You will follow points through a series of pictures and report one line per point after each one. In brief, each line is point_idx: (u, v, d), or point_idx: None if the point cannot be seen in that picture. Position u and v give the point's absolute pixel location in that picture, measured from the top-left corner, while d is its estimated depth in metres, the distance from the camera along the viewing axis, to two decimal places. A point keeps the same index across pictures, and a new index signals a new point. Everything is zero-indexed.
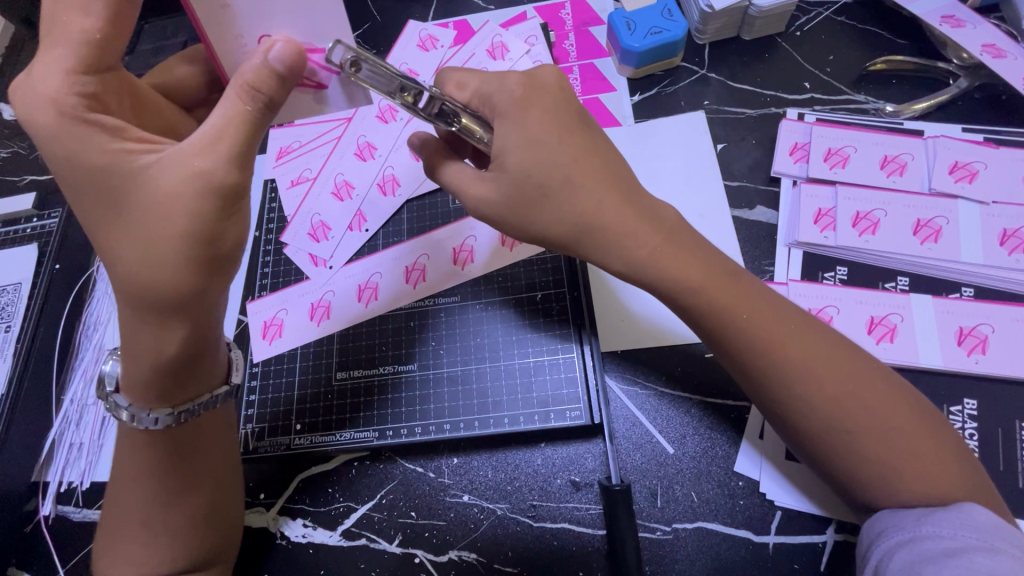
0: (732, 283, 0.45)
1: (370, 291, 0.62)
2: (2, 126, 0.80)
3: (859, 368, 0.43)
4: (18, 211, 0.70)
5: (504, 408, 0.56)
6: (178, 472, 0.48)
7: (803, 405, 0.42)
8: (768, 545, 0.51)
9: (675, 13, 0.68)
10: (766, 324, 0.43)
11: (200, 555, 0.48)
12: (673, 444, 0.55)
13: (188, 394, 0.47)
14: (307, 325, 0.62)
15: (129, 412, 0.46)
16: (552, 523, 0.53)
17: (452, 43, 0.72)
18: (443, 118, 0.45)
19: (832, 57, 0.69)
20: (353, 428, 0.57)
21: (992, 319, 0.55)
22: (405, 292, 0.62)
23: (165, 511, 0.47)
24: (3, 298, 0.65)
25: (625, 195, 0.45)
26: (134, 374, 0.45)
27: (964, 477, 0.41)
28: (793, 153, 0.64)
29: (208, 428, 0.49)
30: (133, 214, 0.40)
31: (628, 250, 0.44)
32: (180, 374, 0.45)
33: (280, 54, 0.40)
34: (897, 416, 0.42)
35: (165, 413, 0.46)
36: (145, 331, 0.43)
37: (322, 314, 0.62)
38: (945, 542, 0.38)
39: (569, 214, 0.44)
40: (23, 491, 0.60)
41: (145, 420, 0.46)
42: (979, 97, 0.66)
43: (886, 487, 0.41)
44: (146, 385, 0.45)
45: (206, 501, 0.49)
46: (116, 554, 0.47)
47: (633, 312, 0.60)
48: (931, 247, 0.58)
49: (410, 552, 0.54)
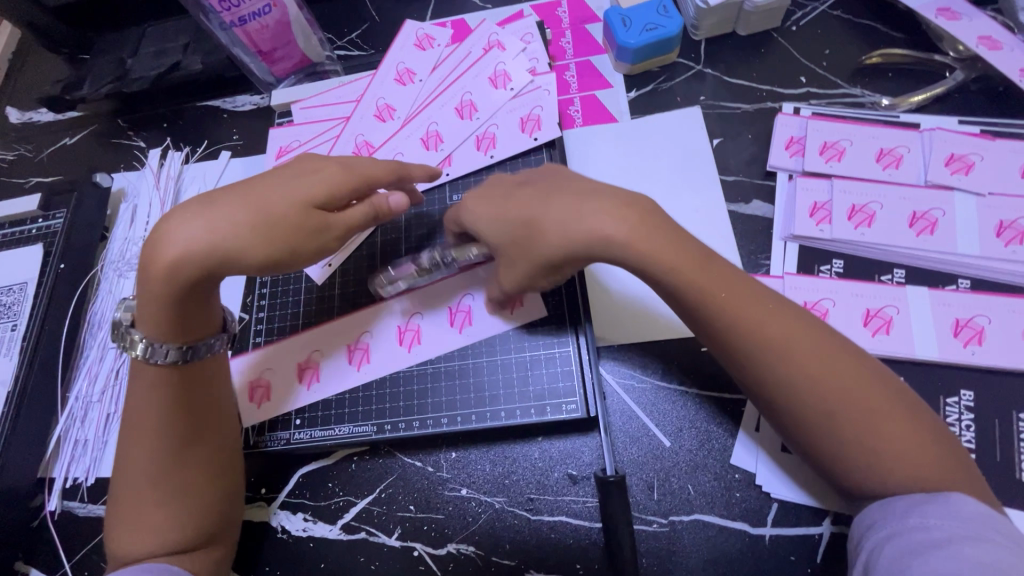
0: (707, 265, 0.44)
1: (359, 354, 0.60)
2: (9, 128, 0.82)
3: (838, 350, 0.42)
4: (23, 213, 0.70)
5: (501, 401, 0.57)
6: (183, 426, 0.49)
7: (779, 384, 0.42)
8: (763, 537, 0.51)
9: (670, 9, 0.68)
10: (742, 305, 0.43)
11: (203, 522, 0.49)
12: (670, 437, 0.55)
13: (193, 334, 0.49)
14: (296, 392, 0.60)
15: (143, 342, 0.48)
16: (548, 516, 0.54)
17: (448, 41, 0.73)
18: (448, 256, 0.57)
19: (829, 51, 0.70)
20: (351, 423, 0.58)
21: (988, 310, 0.55)
22: (399, 356, 0.60)
23: (169, 469, 0.48)
24: (9, 298, 0.66)
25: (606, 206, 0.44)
26: (153, 302, 0.47)
27: (943, 464, 0.41)
28: (788, 147, 0.64)
29: (208, 378, 0.51)
30: (241, 208, 0.45)
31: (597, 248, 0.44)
32: (186, 313, 0.48)
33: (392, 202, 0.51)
34: (876, 402, 0.41)
35: (173, 348, 0.48)
36: (160, 253, 0.45)
37: (310, 377, 0.60)
38: (935, 533, 0.38)
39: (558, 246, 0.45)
40: (30, 487, 0.61)
41: (157, 353, 0.48)
42: (977, 89, 0.65)
43: (862, 470, 0.41)
44: (160, 317, 0.47)
45: (207, 459, 0.50)
46: (125, 520, 0.47)
47: (631, 307, 0.60)
48: (927, 239, 0.58)
49: (408, 545, 0.54)
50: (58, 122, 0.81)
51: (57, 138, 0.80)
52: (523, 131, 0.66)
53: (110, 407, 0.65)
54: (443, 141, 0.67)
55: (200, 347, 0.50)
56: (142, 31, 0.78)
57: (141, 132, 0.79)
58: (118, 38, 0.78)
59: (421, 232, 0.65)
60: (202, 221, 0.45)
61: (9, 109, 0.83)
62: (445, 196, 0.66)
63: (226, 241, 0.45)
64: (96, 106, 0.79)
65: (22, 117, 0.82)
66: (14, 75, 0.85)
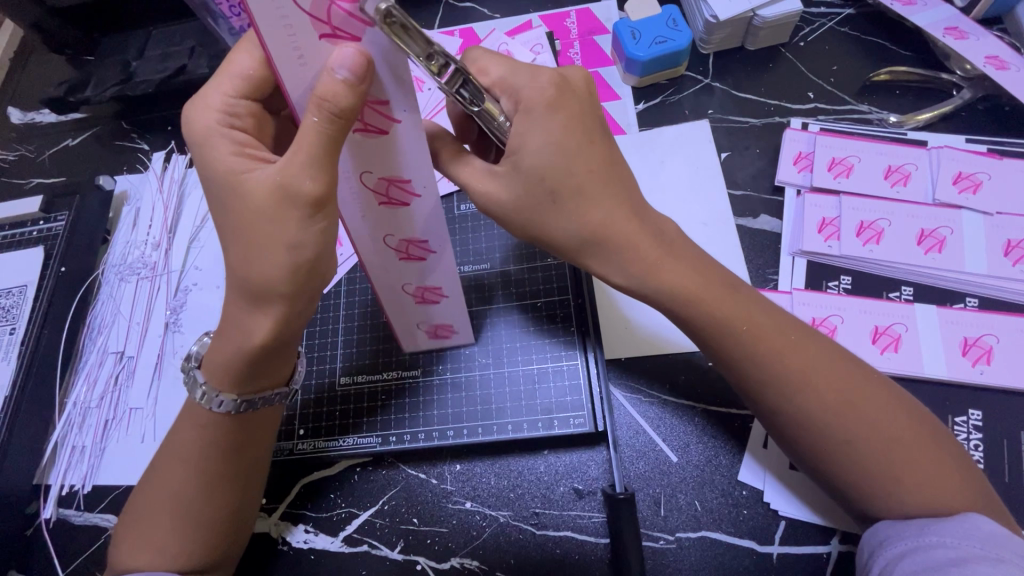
0: (732, 296, 0.45)
1: (397, 190, 0.43)
2: (11, 128, 0.81)
3: (852, 373, 0.44)
4: (24, 214, 0.70)
5: (507, 415, 0.56)
6: (217, 467, 0.47)
7: (806, 418, 0.43)
8: (771, 555, 0.51)
9: (680, 23, 0.68)
10: (769, 336, 0.44)
11: (214, 554, 0.48)
12: (677, 452, 0.55)
13: (256, 386, 0.47)
14: (425, 264, 0.49)
15: (201, 390, 0.46)
16: (555, 531, 0.53)
17: (456, 52, 0.75)
18: (465, 96, 0.39)
19: (836, 67, 0.70)
20: (356, 433, 0.57)
21: (996, 330, 0.55)
22: (403, 131, 0.39)
23: (192, 501, 0.47)
24: (8, 301, 0.65)
25: (634, 212, 0.44)
26: (223, 360, 0.45)
27: (959, 477, 0.42)
28: (797, 162, 0.64)
29: (260, 426, 0.49)
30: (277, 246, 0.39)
31: (628, 262, 0.43)
32: (257, 367, 0.45)
33: (344, 62, 0.34)
34: (892, 418, 0.42)
35: (230, 399, 0.46)
36: (241, 311, 0.43)
37: (438, 292, 0.52)
38: (951, 552, 0.38)
39: (570, 228, 0.43)
40: (25, 494, 0.60)
41: (215, 402, 0.46)
42: (983, 108, 0.66)
43: (879, 492, 0.42)
44: (224, 371, 0.45)
45: (233, 495, 0.48)
46: (134, 536, 0.47)
47: (631, 327, 0.60)
48: (934, 257, 0.59)
49: (411, 559, 0.54)
50: (61, 123, 0.80)
51: (61, 139, 0.80)
52: None
53: (108, 412, 0.64)
54: None
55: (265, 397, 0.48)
56: (148, 33, 0.78)
57: (145, 135, 0.79)
58: (123, 39, 0.78)
59: None
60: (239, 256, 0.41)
61: (11, 109, 0.82)
62: (452, 206, 0.67)
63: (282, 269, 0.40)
64: (99, 108, 0.78)
65: (24, 117, 0.81)
66: (17, 75, 0.84)
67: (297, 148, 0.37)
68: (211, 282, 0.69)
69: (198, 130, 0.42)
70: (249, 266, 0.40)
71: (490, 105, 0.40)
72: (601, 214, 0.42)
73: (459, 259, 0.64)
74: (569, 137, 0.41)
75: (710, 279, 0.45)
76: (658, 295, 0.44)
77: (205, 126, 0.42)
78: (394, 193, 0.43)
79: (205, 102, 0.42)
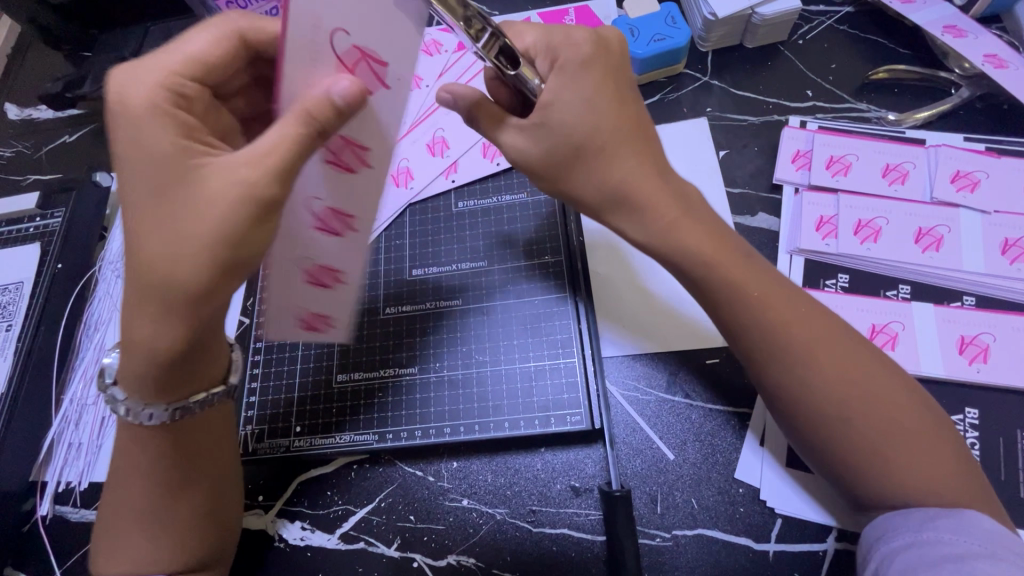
0: (746, 264, 0.45)
1: (353, 153, 0.42)
2: (7, 125, 0.81)
3: (857, 353, 0.44)
4: (21, 211, 0.70)
5: (505, 412, 0.56)
6: (177, 472, 0.48)
7: (807, 393, 0.43)
8: (768, 553, 0.51)
9: (678, 20, 0.68)
10: (777, 304, 0.44)
11: (198, 556, 0.48)
12: (673, 450, 0.55)
13: (184, 390, 0.46)
14: (342, 242, 0.46)
15: (124, 406, 0.45)
16: (551, 528, 0.53)
17: (455, 47, 0.74)
18: (503, 59, 0.42)
19: (835, 66, 0.70)
20: (353, 430, 0.57)
21: (993, 328, 0.55)
22: (387, 95, 0.41)
23: (158, 508, 0.47)
24: (4, 298, 0.65)
25: (654, 171, 0.46)
26: (134, 369, 0.43)
27: (957, 472, 0.41)
28: (794, 161, 0.64)
29: (204, 428, 0.49)
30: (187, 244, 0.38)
31: (648, 220, 0.45)
32: (179, 370, 0.44)
33: (343, 89, 0.38)
34: (894, 402, 0.42)
35: (160, 409, 0.45)
36: (142, 319, 0.40)
37: (335, 276, 0.48)
38: (949, 549, 0.38)
39: (592, 187, 0.46)
40: (21, 491, 0.59)
41: (145, 414, 0.45)
42: (982, 107, 0.66)
43: (876, 478, 0.42)
44: (144, 380, 0.44)
45: (203, 497, 0.49)
46: (109, 549, 0.47)
47: (647, 293, 0.61)
48: (932, 255, 0.59)
49: (408, 556, 0.54)
50: (58, 119, 0.80)
51: (57, 136, 0.79)
52: (485, 157, 0.68)
53: (103, 411, 0.63)
54: (449, 147, 0.69)
55: (199, 399, 0.47)
56: (146, 30, 0.78)
57: None
58: (122, 36, 0.78)
59: (421, 238, 0.66)
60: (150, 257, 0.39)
61: (8, 106, 0.82)
62: (450, 203, 0.67)
63: (204, 269, 0.39)
64: (96, 104, 0.78)
65: (21, 114, 0.81)
66: (14, 71, 0.84)
67: (272, 152, 0.39)
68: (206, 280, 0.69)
69: (138, 105, 0.40)
70: (155, 261, 0.39)
71: (526, 70, 0.43)
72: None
73: (457, 257, 0.64)
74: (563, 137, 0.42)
75: (725, 246, 0.46)
76: (674, 253, 0.45)
77: (135, 99, 0.40)
78: (347, 156, 0.42)
79: (138, 70, 0.42)
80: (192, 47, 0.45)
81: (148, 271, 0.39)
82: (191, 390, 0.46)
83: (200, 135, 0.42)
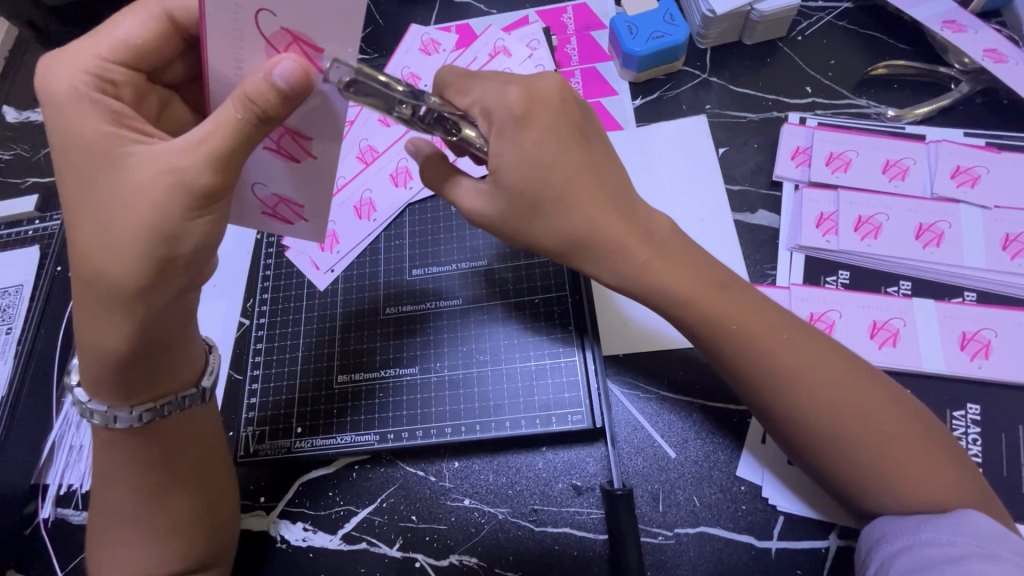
0: (726, 295, 0.45)
1: (291, 142, 0.44)
2: (6, 128, 0.80)
3: (847, 369, 0.44)
4: (20, 214, 0.71)
5: (506, 411, 0.56)
6: (160, 477, 0.48)
7: (798, 414, 0.43)
8: (770, 550, 0.51)
9: (677, 17, 0.68)
10: (761, 334, 0.44)
11: (199, 556, 0.48)
12: (675, 448, 0.55)
13: (154, 392, 0.47)
14: (302, 169, 0.46)
15: (93, 410, 0.46)
16: (553, 528, 0.53)
17: (454, 47, 0.74)
18: (442, 126, 0.44)
19: (834, 62, 0.70)
20: (354, 431, 0.57)
21: (995, 324, 0.55)
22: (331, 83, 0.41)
23: (144, 511, 0.47)
24: (4, 301, 0.66)
25: (622, 213, 0.45)
26: (98, 372, 0.45)
27: (956, 477, 0.41)
28: (794, 157, 0.64)
29: (177, 430, 0.49)
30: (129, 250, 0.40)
31: (617, 265, 0.45)
32: (137, 372, 0.45)
33: (284, 72, 0.38)
34: (886, 411, 0.43)
35: (127, 412, 0.46)
36: (98, 320, 0.42)
37: (295, 209, 0.49)
38: (946, 550, 0.39)
39: (555, 234, 0.44)
40: (23, 494, 0.59)
41: (122, 419, 0.46)
42: (981, 101, 0.66)
43: (871, 485, 0.42)
44: (104, 379, 0.45)
45: (186, 500, 0.49)
46: (104, 552, 0.48)
47: (625, 326, 0.60)
48: (933, 251, 0.58)
49: (410, 556, 0.54)
50: None
51: None
52: None
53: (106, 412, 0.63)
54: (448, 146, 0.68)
55: (173, 400, 0.48)
56: None
57: None
58: None
59: (420, 237, 0.65)
60: (104, 261, 0.40)
61: (6, 108, 0.81)
62: (449, 203, 0.67)
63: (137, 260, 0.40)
64: None
65: (19, 116, 0.81)
66: (12, 73, 0.83)
67: (214, 138, 0.39)
68: (230, 258, 0.68)
69: (76, 95, 0.42)
70: (100, 262, 0.40)
71: (468, 131, 0.45)
72: (586, 219, 0.44)
73: (457, 257, 0.64)
74: (543, 149, 0.43)
75: (704, 277, 0.45)
76: (647, 293, 0.45)
77: (60, 89, 0.42)
78: (287, 144, 0.45)
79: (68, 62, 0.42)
80: (124, 32, 0.44)
81: (100, 273, 0.40)
82: (157, 393, 0.47)
83: (135, 123, 0.43)
